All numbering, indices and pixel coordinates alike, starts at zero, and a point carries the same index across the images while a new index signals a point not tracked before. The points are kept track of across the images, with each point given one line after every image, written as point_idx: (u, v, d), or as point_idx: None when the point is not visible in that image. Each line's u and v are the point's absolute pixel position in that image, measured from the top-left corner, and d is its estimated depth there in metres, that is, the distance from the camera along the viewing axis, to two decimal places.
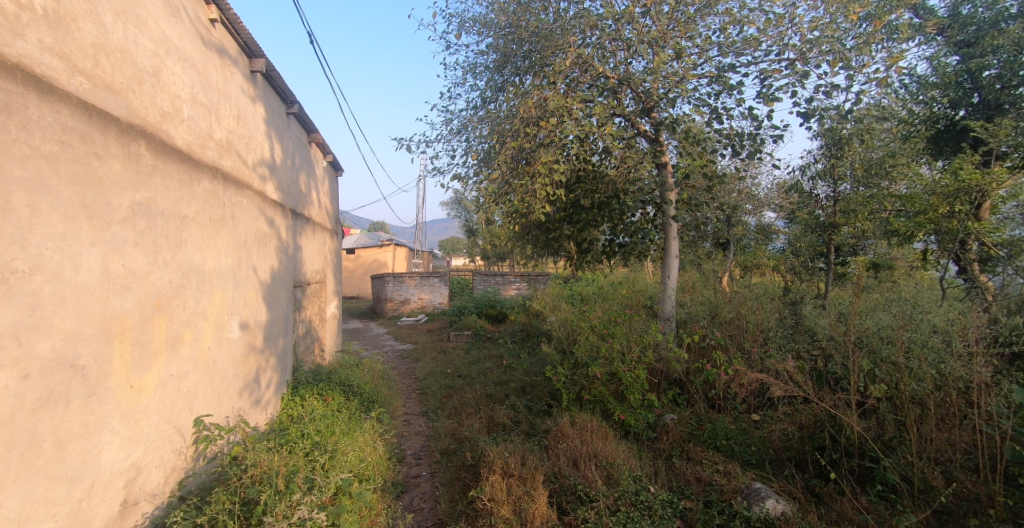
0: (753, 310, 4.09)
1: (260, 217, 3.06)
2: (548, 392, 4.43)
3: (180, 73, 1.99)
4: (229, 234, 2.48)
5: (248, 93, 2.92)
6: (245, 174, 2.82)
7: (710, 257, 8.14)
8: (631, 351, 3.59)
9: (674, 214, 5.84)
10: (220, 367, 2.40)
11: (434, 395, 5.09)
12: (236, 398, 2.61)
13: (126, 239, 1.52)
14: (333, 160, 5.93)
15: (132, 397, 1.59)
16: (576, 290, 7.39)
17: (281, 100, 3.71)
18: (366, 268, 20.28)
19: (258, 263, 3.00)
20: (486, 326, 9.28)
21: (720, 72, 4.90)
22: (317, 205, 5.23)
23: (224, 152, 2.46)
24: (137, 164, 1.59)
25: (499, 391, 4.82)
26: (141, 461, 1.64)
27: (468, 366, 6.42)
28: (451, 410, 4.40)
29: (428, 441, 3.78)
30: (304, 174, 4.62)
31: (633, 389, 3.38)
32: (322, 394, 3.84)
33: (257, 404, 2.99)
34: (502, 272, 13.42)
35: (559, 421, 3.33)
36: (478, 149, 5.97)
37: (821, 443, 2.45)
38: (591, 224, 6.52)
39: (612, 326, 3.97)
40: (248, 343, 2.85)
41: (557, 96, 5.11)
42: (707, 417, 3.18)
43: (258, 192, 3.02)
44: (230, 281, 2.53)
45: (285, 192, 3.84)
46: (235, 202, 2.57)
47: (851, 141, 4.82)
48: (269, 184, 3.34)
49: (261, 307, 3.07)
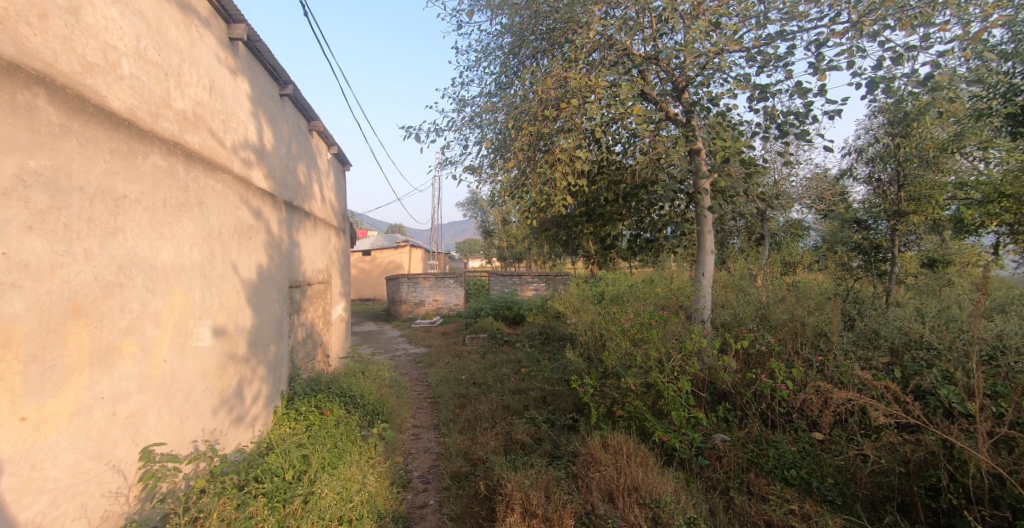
0: (810, 312, 3.55)
1: (242, 206, 2.67)
2: (572, 404, 3.96)
3: (119, 19, 1.59)
4: (194, 223, 2.08)
5: (226, 62, 2.54)
6: (220, 155, 2.43)
7: (744, 253, 7.52)
8: (670, 360, 3.09)
9: (709, 205, 5.31)
10: (184, 382, 1.99)
11: (447, 406, 4.67)
12: (208, 418, 2.21)
13: (9, 218, 1.12)
14: (338, 153, 5.60)
15: (31, 432, 1.17)
16: (599, 290, 6.91)
17: (271, 79, 3.33)
18: (382, 269, 20.09)
19: (239, 259, 2.62)
20: (502, 329, 8.86)
21: (765, 43, 4.35)
22: (320, 200, 4.90)
23: (189, 126, 2.08)
24: (30, 119, 1.18)
25: (518, 402, 4.36)
26: (47, 516, 1.22)
27: (484, 371, 6.01)
28: (464, 424, 3.97)
29: (437, 461, 3.36)
30: (303, 165, 4.25)
31: (676, 404, 2.85)
32: (319, 409, 3.45)
33: (240, 421, 2.60)
34: (519, 272, 12.95)
35: (588, 441, 2.86)
36: (492, 139, 5.53)
37: (935, 483, 1.89)
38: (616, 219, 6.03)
39: (646, 329, 3.47)
40: (226, 351, 2.46)
41: (578, 74, 4.63)
42: (763, 437, 2.67)
43: (238, 177, 2.63)
44: (197, 279, 2.13)
45: (278, 182, 3.46)
46: (205, 188, 2.19)
47: (921, 117, 4.20)
48: (255, 171, 2.96)
49: (243, 310, 2.69)
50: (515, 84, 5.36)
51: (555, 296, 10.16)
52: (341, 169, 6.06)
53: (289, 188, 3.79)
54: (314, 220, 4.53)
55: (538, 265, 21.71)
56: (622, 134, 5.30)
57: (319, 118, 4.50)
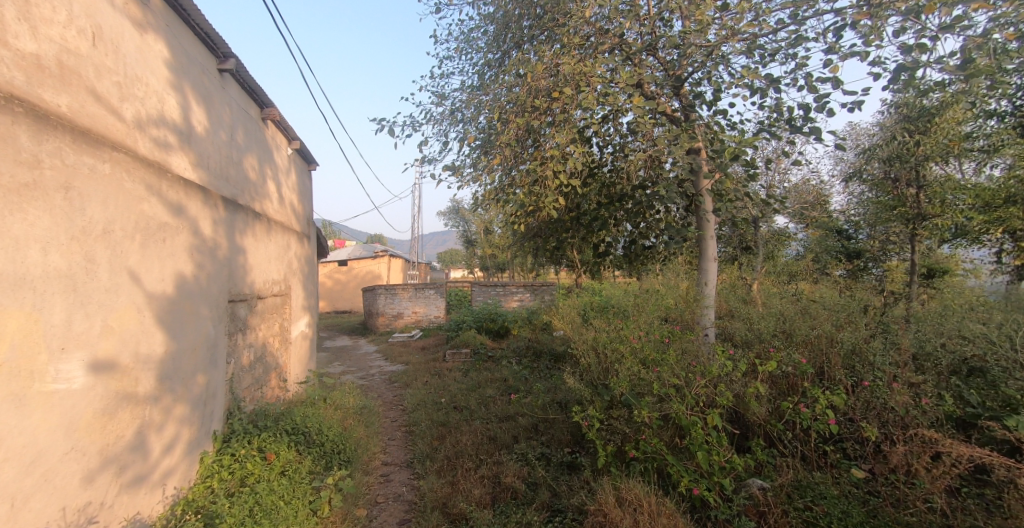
0: (840, 325, 3.12)
1: (151, 199, 2.05)
2: (570, 436, 3.41)
3: None
4: (53, 216, 1.46)
5: (127, 9, 1.94)
6: (114, 129, 1.83)
7: (741, 262, 7.16)
8: (691, 386, 2.57)
9: (712, 209, 4.91)
10: (25, 446, 1.34)
11: (423, 437, 4.05)
12: (74, 492, 1.55)
13: None
14: (301, 148, 4.98)
15: None
16: (590, 301, 6.42)
17: (204, 47, 2.72)
18: (359, 280, 19.24)
19: (143, 268, 1.99)
20: (486, 343, 8.26)
21: (775, 29, 3.99)
22: (277, 200, 4.27)
23: (50, 80, 1.47)
24: None
25: (506, 433, 3.78)
26: None
27: (466, 393, 5.43)
28: (444, 462, 3.37)
29: (409, 513, 2.76)
30: (252, 157, 3.61)
31: (706, 446, 2.31)
32: (262, 454, 2.79)
33: (137, 484, 1.94)
34: (504, 282, 12.37)
35: (598, 493, 2.31)
36: (475, 135, 5.01)
37: None
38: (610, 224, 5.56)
39: (658, 349, 2.96)
40: (116, 392, 1.82)
41: (572, 61, 4.18)
42: (815, 487, 2.16)
43: (144, 161, 2.01)
44: (59, 296, 1.50)
45: (213, 173, 2.83)
46: (76, 169, 1.57)
47: (943, 112, 3.87)
48: (177, 157, 2.35)
49: (149, 335, 2.05)
50: (500, 74, 4.87)
51: (541, 307, 9.62)
52: (305, 167, 5.43)
53: (231, 183, 3.15)
54: (267, 223, 3.88)
55: (522, 275, 21.17)
56: (617, 129, 4.86)
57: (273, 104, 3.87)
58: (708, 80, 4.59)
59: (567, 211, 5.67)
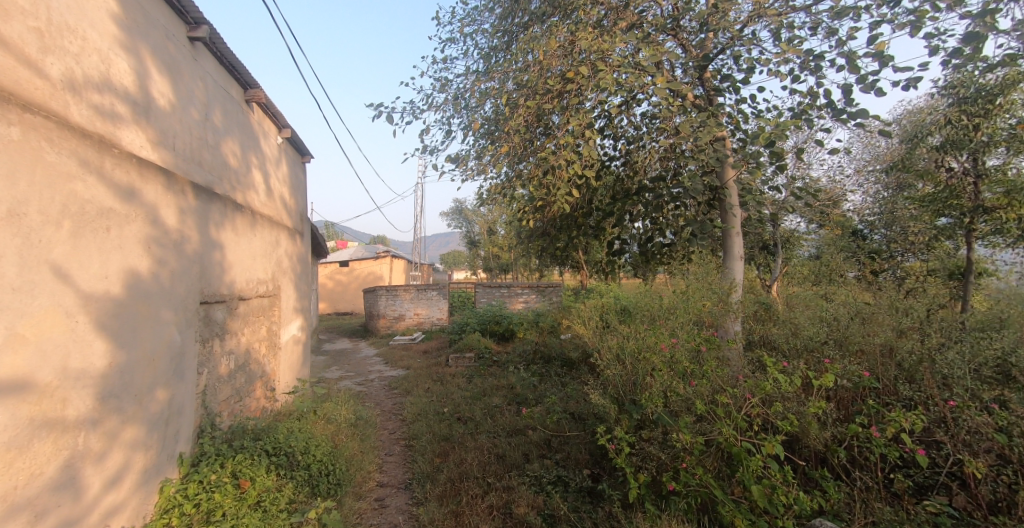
0: (900, 332, 2.72)
1: (87, 177, 1.66)
2: (589, 456, 3.05)
3: None
4: None
5: None
6: (32, 88, 1.44)
7: (761, 261, 6.74)
8: (739, 405, 2.17)
9: (739, 203, 4.52)
10: None
11: (423, 455, 3.66)
12: None
13: None
14: (292, 137, 4.61)
15: None
16: (602, 304, 6.02)
17: (168, 9, 2.34)
18: (360, 282, 18.91)
19: (73, 262, 1.60)
20: (491, 346, 7.87)
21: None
22: (264, 192, 3.90)
23: None
24: None
25: (516, 451, 3.39)
26: None
27: (471, 402, 5.04)
28: (447, 486, 2.98)
29: None
30: (233, 143, 3.23)
31: (763, 479, 1.87)
32: (235, 481, 2.40)
33: None
34: (508, 284, 11.97)
35: None
36: (481, 123, 4.63)
37: None
38: (625, 219, 5.16)
39: (693, 358, 2.56)
40: (31, 419, 1.42)
41: (588, 36, 3.78)
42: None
43: (79, 131, 1.63)
44: None
45: (180, 155, 2.44)
46: None
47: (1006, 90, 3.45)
48: (130, 132, 1.97)
49: (84, 345, 1.66)
50: (508, 55, 4.49)
51: (548, 310, 9.22)
52: (297, 159, 5.06)
53: (205, 169, 2.76)
54: (251, 216, 3.49)
55: (526, 277, 20.77)
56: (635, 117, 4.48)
57: (257, 85, 3.50)
58: (736, 60, 4.18)
59: (579, 206, 5.28)
